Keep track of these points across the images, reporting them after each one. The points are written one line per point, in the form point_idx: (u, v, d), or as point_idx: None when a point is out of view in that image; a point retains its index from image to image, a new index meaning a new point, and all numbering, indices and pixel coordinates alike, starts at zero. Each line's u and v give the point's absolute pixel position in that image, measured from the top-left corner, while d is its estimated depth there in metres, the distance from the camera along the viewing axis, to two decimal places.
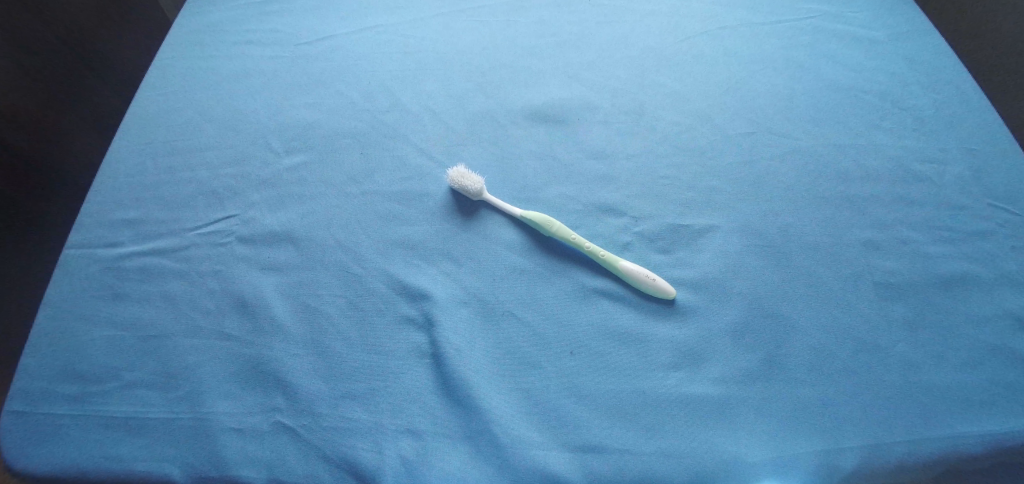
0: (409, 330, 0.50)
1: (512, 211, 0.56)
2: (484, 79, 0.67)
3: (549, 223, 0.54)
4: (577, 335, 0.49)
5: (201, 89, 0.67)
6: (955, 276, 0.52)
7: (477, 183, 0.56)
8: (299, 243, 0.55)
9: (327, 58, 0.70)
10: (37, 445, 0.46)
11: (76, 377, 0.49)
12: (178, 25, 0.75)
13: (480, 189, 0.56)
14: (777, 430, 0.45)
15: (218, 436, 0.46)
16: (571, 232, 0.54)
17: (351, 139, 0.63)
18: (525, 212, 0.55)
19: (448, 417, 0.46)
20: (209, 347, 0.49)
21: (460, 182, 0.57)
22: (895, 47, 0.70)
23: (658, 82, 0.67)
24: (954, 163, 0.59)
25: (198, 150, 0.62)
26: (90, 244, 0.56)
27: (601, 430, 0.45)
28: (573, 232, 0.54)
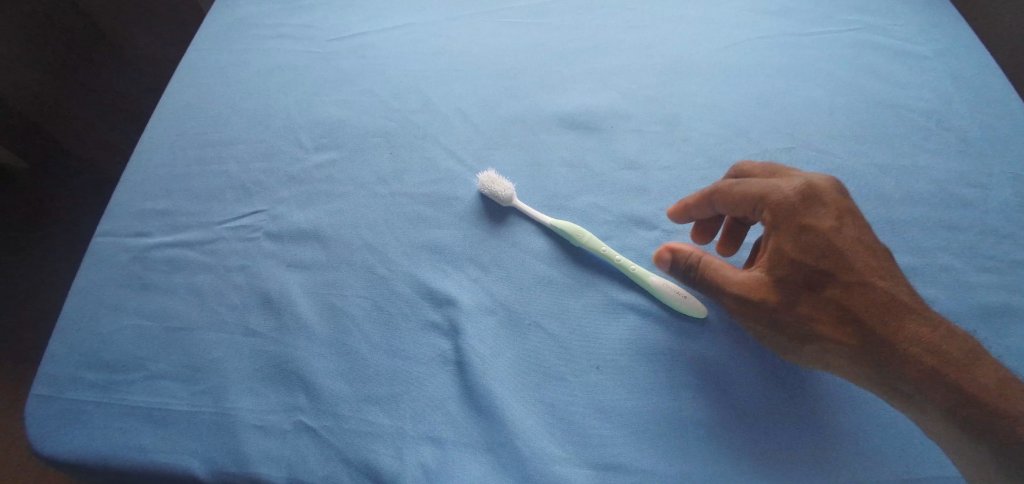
0: (433, 336, 0.49)
1: (541, 219, 0.55)
2: (515, 83, 0.67)
3: (579, 234, 0.53)
4: (602, 350, 0.48)
5: (232, 82, 0.67)
6: (996, 306, 0.50)
7: (507, 189, 0.56)
8: (326, 241, 0.55)
9: (359, 54, 0.69)
10: (63, 430, 0.47)
11: (102, 365, 0.49)
12: (212, 16, 0.75)
13: (510, 195, 0.56)
14: (805, 456, 0.44)
15: (240, 433, 0.46)
16: (601, 243, 0.53)
17: (381, 137, 0.62)
18: (555, 221, 0.55)
19: (470, 426, 0.46)
20: (232, 343, 0.49)
21: (490, 187, 0.56)
22: (941, 63, 0.67)
23: (693, 92, 0.65)
24: (998, 188, 0.57)
25: (228, 143, 0.62)
26: (119, 232, 0.56)
27: (625, 449, 0.44)
28: (603, 243, 0.54)
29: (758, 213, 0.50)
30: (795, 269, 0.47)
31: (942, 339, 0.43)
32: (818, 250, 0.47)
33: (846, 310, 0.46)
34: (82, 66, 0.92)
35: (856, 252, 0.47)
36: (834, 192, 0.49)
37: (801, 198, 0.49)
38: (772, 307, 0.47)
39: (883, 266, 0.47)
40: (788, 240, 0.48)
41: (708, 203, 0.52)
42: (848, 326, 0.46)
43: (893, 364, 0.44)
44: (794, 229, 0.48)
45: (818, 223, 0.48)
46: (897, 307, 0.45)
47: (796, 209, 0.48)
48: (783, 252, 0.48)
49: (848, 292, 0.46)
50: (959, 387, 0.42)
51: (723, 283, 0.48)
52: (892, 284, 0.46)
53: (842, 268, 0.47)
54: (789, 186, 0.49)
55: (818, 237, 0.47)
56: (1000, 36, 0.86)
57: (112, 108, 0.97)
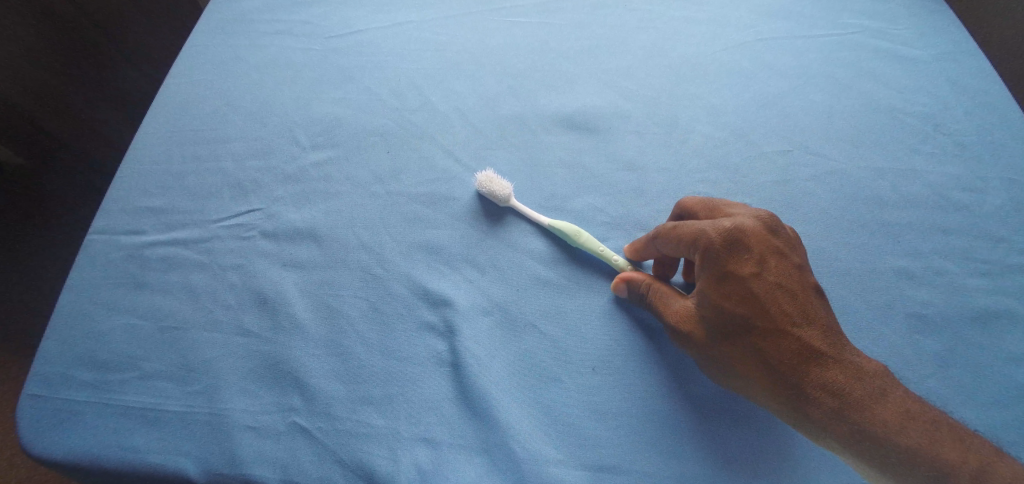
0: (429, 337, 0.49)
1: (540, 219, 0.55)
2: (514, 82, 0.66)
3: (577, 234, 0.53)
4: (598, 352, 0.48)
5: (228, 79, 0.67)
6: (991, 311, 0.50)
7: (505, 188, 0.56)
8: (321, 240, 0.55)
9: (357, 52, 0.69)
10: (55, 430, 0.46)
11: (95, 364, 0.49)
12: (209, 12, 0.74)
13: (507, 195, 0.55)
14: (800, 460, 0.44)
15: (234, 433, 0.45)
16: (599, 244, 0.53)
17: (378, 136, 0.62)
18: (552, 221, 0.54)
19: (465, 427, 0.45)
20: (226, 343, 0.49)
21: (488, 186, 0.56)
22: (939, 67, 0.67)
23: (692, 93, 0.65)
24: (995, 192, 0.57)
25: (224, 141, 0.62)
26: (113, 230, 0.56)
27: (619, 452, 0.44)
28: (601, 244, 0.53)
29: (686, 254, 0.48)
30: (715, 315, 0.45)
31: (858, 393, 0.41)
32: (735, 297, 0.45)
33: (761, 356, 0.44)
34: (80, 66, 0.89)
35: (775, 299, 0.44)
36: (759, 235, 0.46)
37: (724, 243, 0.45)
38: (697, 349, 0.47)
39: (807, 310, 0.44)
40: (710, 289, 0.46)
41: (648, 245, 0.51)
42: (761, 372, 0.44)
43: (814, 420, 0.42)
44: (713, 276, 0.46)
45: (737, 269, 0.45)
46: (815, 355, 0.43)
47: (718, 256, 0.45)
48: (705, 299, 0.46)
49: (765, 338, 0.44)
50: (868, 434, 0.40)
51: (661, 313, 0.48)
52: (808, 330, 0.44)
53: (755, 318, 0.44)
54: (713, 230, 0.46)
55: (742, 285, 0.45)
56: (997, 39, 0.86)
57: (114, 101, 0.94)
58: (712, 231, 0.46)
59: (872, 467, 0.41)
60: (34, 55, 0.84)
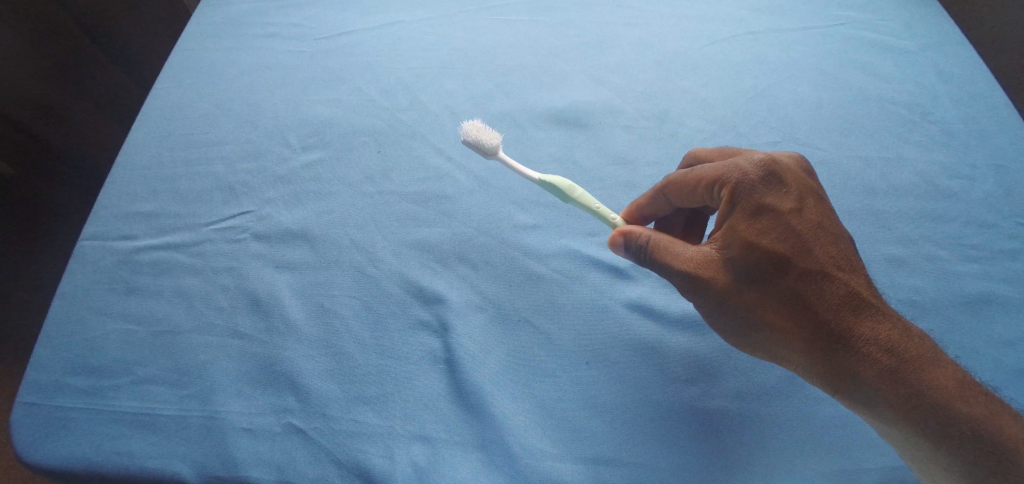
0: (422, 334, 0.49)
1: (529, 175, 0.54)
2: (503, 79, 0.67)
3: (571, 189, 0.52)
4: (594, 345, 0.48)
5: (217, 83, 0.67)
6: (981, 296, 0.51)
7: (493, 139, 0.54)
8: (314, 241, 0.55)
9: (346, 53, 0.69)
10: (50, 437, 0.46)
11: (88, 369, 0.48)
12: (197, 16, 0.74)
13: (495, 146, 0.54)
14: (796, 448, 0.44)
15: (229, 436, 0.45)
16: (593, 200, 0.52)
17: (368, 136, 0.62)
18: (542, 176, 0.53)
19: (460, 424, 0.45)
20: (220, 345, 0.49)
21: (475, 135, 0.54)
22: (926, 57, 0.68)
23: (681, 87, 0.65)
24: (983, 179, 0.57)
25: (214, 144, 0.62)
26: (105, 235, 0.55)
27: (616, 444, 0.44)
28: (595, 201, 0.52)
29: (716, 193, 0.47)
30: (750, 255, 0.44)
31: (901, 340, 0.41)
32: (776, 235, 0.44)
33: (804, 302, 0.43)
34: (77, 72, 0.88)
35: (819, 241, 0.44)
36: (797, 176, 0.46)
37: (762, 177, 0.45)
38: (724, 296, 0.44)
39: (845, 253, 0.44)
40: (748, 226, 0.44)
41: (661, 194, 0.50)
42: (801, 319, 0.43)
43: (863, 373, 0.41)
44: (751, 210, 0.45)
45: (778, 206, 0.44)
46: (862, 305, 0.42)
47: (757, 189, 0.45)
48: (741, 234, 0.44)
49: (804, 280, 0.43)
50: (926, 394, 0.39)
51: (675, 263, 0.45)
52: (849, 274, 0.44)
53: (795, 259, 0.44)
54: (751, 164, 0.46)
55: (783, 222, 0.44)
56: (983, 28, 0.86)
57: (99, 104, 0.93)
58: (751, 166, 0.45)
59: (915, 425, 0.40)
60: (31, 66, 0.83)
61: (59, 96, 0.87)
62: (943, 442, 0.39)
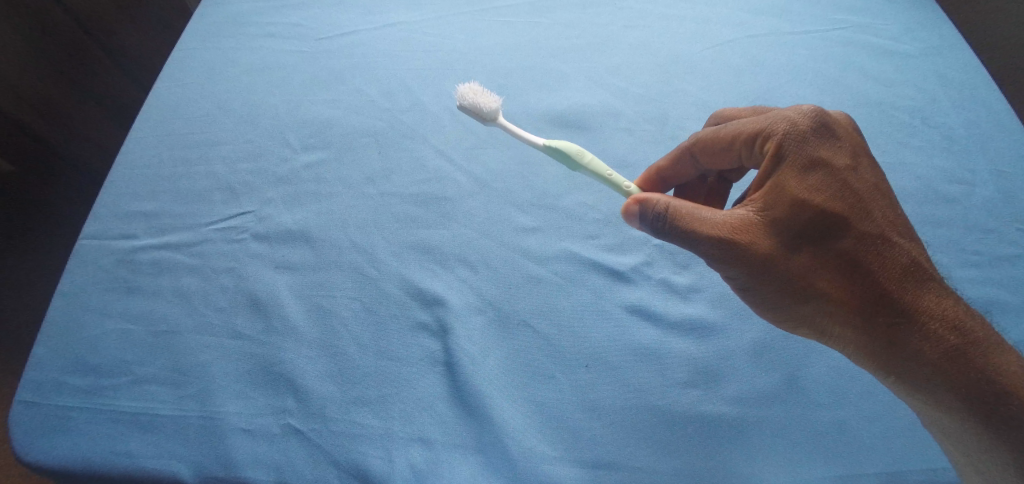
0: (422, 336, 0.49)
1: (534, 141, 0.53)
2: (504, 81, 0.67)
3: (581, 155, 0.50)
4: (594, 348, 0.48)
5: (218, 82, 0.67)
6: (980, 302, 0.51)
7: (490, 102, 0.54)
8: (313, 242, 0.55)
9: (347, 54, 0.69)
10: (48, 437, 0.46)
11: (86, 369, 0.48)
12: (197, 16, 0.74)
13: (493, 109, 0.54)
14: (795, 453, 0.44)
15: (227, 437, 0.45)
16: (604, 167, 0.50)
17: (369, 137, 0.62)
18: (550, 142, 0.52)
19: (459, 427, 0.45)
20: (219, 346, 0.49)
21: (472, 97, 0.54)
22: (927, 62, 0.68)
23: (681, 89, 0.66)
24: (983, 185, 0.58)
25: (214, 144, 0.62)
26: (104, 234, 0.55)
27: (615, 447, 0.44)
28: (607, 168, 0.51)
29: (757, 147, 0.45)
30: (799, 212, 0.42)
31: (959, 312, 0.41)
32: (826, 193, 0.42)
33: (862, 269, 0.42)
34: (77, 72, 0.87)
35: (876, 203, 0.43)
36: (844, 132, 0.45)
37: (816, 128, 0.44)
38: (766, 259, 0.42)
39: (891, 213, 0.43)
40: (798, 182, 0.42)
41: (690, 152, 0.50)
42: (860, 287, 0.42)
43: (924, 349, 0.40)
44: (807, 164, 0.43)
45: (835, 162, 0.43)
46: (921, 275, 0.42)
47: (813, 141, 0.43)
48: (796, 189, 0.42)
49: (853, 241, 0.42)
50: (992, 379, 0.39)
51: (703, 229, 0.42)
52: (902, 238, 0.43)
53: (845, 218, 0.42)
54: (804, 115, 0.44)
55: (834, 178, 0.42)
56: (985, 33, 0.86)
57: (105, 105, 0.93)
58: (800, 118, 0.44)
59: (961, 391, 0.39)
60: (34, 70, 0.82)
61: (61, 99, 0.87)
62: (995, 417, 0.39)
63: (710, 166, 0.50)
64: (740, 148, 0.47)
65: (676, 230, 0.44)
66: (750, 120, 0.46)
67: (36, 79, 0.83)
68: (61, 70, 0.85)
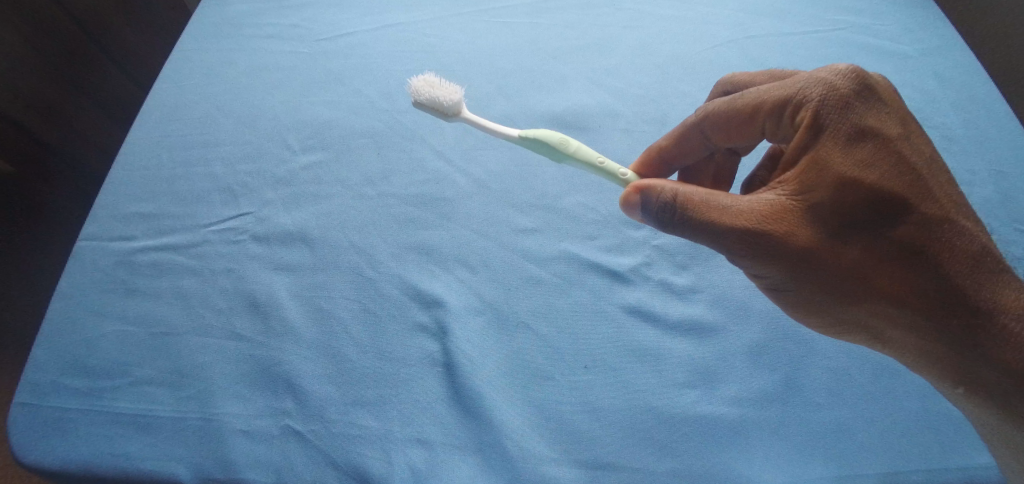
0: (422, 337, 0.49)
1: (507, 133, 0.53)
2: (503, 82, 0.67)
3: (566, 143, 0.50)
4: (592, 349, 0.48)
5: (217, 84, 0.67)
6: None
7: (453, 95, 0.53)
8: (312, 243, 0.55)
9: (346, 55, 0.69)
10: (47, 438, 0.46)
11: (85, 371, 0.48)
12: (196, 17, 0.74)
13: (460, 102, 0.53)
14: (796, 454, 0.44)
15: (225, 438, 0.45)
16: (591, 152, 0.50)
17: (368, 138, 0.62)
18: (528, 132, 0.51)
19: (457, 428, 0.45)
20: (219, 347, 0.49)
21: (429, 91, 0.54)
22: (925, 62, 0.68)
23: (680, 90, 0.66)
24: (982, 185, 0.58)
25: (213, 145, 0.62)
26: (103, 235, 0.55)
27: (614, 448, 0.44)
28: (592, 152, 0.50)
29: (792, 118, 0.43)
30: (838, 186, 0.39)
31: None
32: (870, 163, 0.39)
33: (928, 255, 0.38)
34: (75, 72, 0.87)
35: (934, 181, 0.40)
36: (886, 97, 0.42)
37: (862, 96, 0.41)
38: (799, 240, 0.39)
39: (952, 193, 0.40)
40: (838, 153, 0.40)
41: (704, 130, 0.48)
42: (926, 275, 0.38)
43: (1001, 347, 0.36)
44: (854, 136, 0.40)
45: (885, 134, 0.40)
46: (994, 263, 0.38)
47: (859, 111, 0.40)
48: (845, 165, 0.39)
49: (915, 225, 0.38)
50: None
51: (734, 215, 0.40)
52: (968, 221, 0.39)
53: (895, 191, 0.39)
54: (846, 81, 0.41)
55: (879, 147, 0.40)
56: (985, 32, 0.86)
57: (102, 106, 0.92)
58: (838, 81, 0.41)
59: None
60: (31, 71, 0.81)
61: (59, 100, 0.86)
62: None
63: (721, 142, 0.48)
64: (765, 117, 0.44)
65: (691, 216, 0.42)
66: (777, 86, 0.43)
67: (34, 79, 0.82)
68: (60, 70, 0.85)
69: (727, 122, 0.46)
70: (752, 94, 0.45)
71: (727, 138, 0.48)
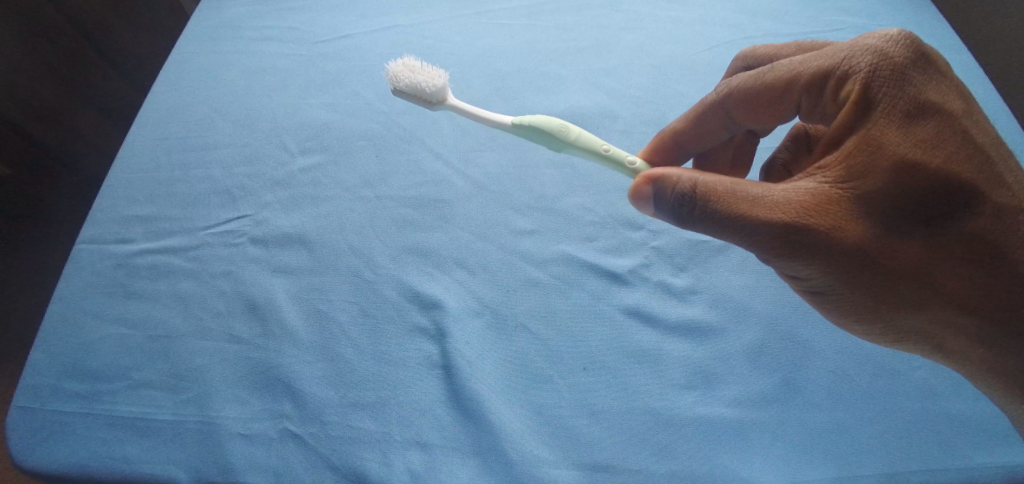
0: (421, 340, 0.49)
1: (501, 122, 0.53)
2: (502, 84, 0.67)
3: (568, 130, 0.49)
4: (591, 351, 0.48)
5: (216, 86, 0.67)
6: None
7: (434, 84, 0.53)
8: (311, 246, 0.55)
9: (345, 57, 0.69)
10: (46, 442, 0.46)
11: (83, 374, 0.48)
12: (195, 19, 0.74)
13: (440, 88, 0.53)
14: (796, 455, 0.44)
15: (224, 441, 0.45)
16: (594, 138, 0.49)
17: (366, 141, 0.62)
18: (526, 120, 0.51)
19: (457, 430, 0.45)
20: (217, 350, 0.49)
21: (408, 80, 0.53)
22: None
23: (678, 91, 0.66)
24: None
25: (211, 148, 0.62)
26: (101, 239, 0.55)
27: (614, 449, 0.44)
28: (595, 137, 0.49)
29: (842, 94, 0.41)
30: (895, 170, 0.37)
31: None
32: (926, 140, 0.37)
33: (992, 245, 0.36)
34: (74, 72, 0.87)
35: (1001, 163, 0.37)
36: (944, 69, 0.40)
37: (921, 71, 0.39)
38: (850, 230, 0.37)
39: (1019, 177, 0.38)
40: (887, 127, 0.38)
41: (729, 107, 0.48)
42: (988, 267, 0.36)
43: None
44: (912, 114, 0.38)
45: (948, 111, 0.38)
46: None
47: (919, 87, 0.38)
48: (903, 146, 0.37)
49: (982, 214, 0.36)
50: None
51: (780, 206, 0.38)
52: None
53: (952, 169, 0.37)
54: (904, 53, 0.39)
55: (936, 120, 0.38)
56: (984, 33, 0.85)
57: (98, 107, 0.92)
58: (890, 49, 0.40)
59: None
60: (31, 72, 0.82)
61: (61, 102, 0.87)
62: None
63: (748, 120, 0.48)
64: (801, 90, 0.44)
65: (720, 202, 0.39)
66: (823, 61, 0.42)
67: (33, 80, 0.82)
68: (58, 70, 0.85)
69: (753, 97, 0.46)
70: (784, 66, 0.44)
71: (754, 116, 0.48)
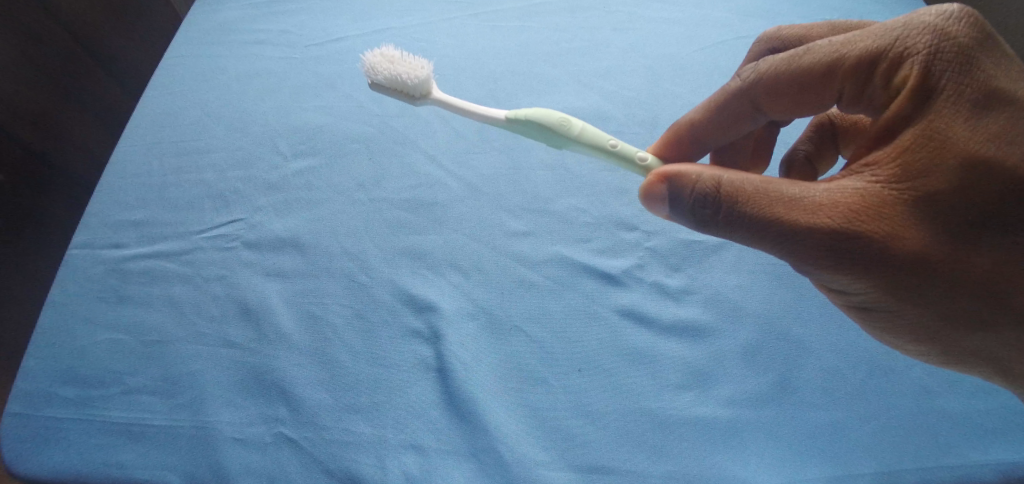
0: (415, 343, 0.49)
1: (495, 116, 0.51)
2: (495, 85, 0.67)
3: (570, 124, 0.48)
4: (586, 352, 0.48)
5: (209, 89, 0.67)
6: None
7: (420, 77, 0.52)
8: (305, 249, 0.54)
9: (338, 60, 0.69)
10: (39, 449, 0.45)
11: (77, 380, 0.48)
12: (187, 23, 0.74)
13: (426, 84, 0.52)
14: (791, 455, 0.44)
15: (218, 447, 0.45)
16: (597, 131, 0.47)
17: (360, 143, 0.62)
18: (527, 114, 0.49)
19: (452, 433, 0.45)
20: (211, 355, 0.49)
21: (389, 72, 0.52)
22: None
23: (671, 92, 0.66)
24: None
25: (204, 151, 0.61)
26: (94, 243, 0.55)
27: (610, 452, 0.44)
28: (598, 131, 0.48)
29: (897, 81, 0.38)
30: (961, 167, 0.34)
31: None
32: (997, 133, 0.34)
33: None
34: (72, 79, 0.87)
35: None
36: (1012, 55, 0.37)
37: (988, 58, 0.36)
38: (909, 235, 0.35)
39: None
40: (952, 118, 0.35)
41: (758, 93, 0.46)
42: None
43: None
44: (981, 106, 0.35)
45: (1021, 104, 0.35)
46: None
47: (988, 74, 0.35)
48: (971, 140, 0.34)
49: None
50: None
51: (827, 207, 0.35)
52: None
53: None
54: (971, 34, 0.36)
55: (1007, 112, 0.35)
56: None
57: (92, 112, 0.92)
58: (951, 26, 0.37)
59: None
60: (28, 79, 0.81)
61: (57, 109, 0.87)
62: None
63: (779, 110, 0.46)
64: (844, 76, 0.41)
65: (760, 204, 0.37)
66: (873, 43, 0.39)
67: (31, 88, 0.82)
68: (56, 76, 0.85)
69: (788, 82, 0.43)
70: (824, 48, 0.41)
71: (785, 105, 0.45)
